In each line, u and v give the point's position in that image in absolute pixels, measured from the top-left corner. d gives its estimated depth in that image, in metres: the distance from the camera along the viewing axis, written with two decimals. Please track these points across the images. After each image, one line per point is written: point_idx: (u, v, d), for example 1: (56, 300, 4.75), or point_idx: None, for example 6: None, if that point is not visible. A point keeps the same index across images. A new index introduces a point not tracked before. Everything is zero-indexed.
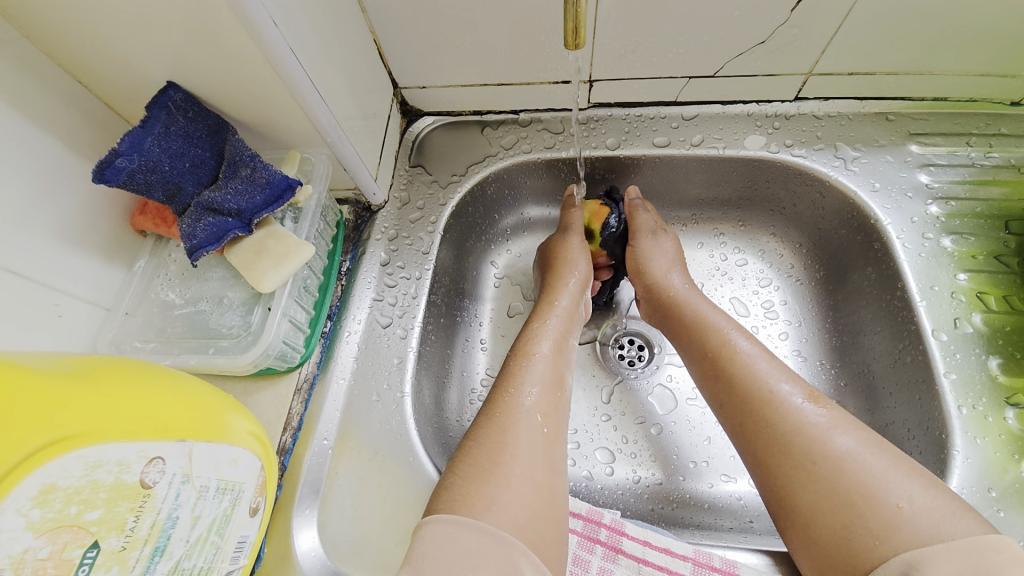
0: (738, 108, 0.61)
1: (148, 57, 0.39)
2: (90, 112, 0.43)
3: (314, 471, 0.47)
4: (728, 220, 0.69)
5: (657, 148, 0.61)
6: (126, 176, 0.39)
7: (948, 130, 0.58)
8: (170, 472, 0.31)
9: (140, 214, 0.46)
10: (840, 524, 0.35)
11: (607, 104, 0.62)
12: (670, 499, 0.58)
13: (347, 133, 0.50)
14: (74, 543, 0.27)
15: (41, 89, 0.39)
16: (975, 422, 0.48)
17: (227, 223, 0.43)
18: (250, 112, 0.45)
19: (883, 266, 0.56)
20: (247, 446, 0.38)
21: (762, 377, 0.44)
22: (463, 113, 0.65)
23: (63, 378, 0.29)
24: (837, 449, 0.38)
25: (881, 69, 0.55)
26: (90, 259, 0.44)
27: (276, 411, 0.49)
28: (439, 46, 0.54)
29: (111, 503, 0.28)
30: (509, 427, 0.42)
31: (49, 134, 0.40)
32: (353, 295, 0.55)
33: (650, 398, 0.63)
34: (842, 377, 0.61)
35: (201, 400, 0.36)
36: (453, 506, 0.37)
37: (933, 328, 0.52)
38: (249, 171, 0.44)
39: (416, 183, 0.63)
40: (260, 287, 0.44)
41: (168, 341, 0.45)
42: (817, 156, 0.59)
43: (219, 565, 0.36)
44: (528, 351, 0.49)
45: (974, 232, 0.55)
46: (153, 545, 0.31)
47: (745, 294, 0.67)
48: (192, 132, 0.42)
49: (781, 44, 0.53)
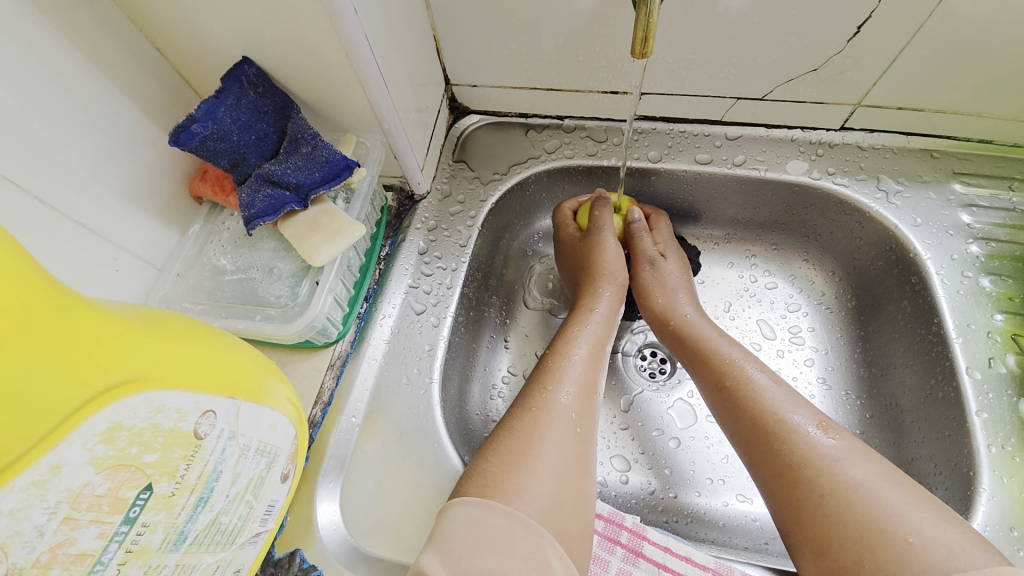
0: (782, 132, 0.61)
1: (228, 31, 0.41)
2: (164, 78, 0.45)
3: (341, 446, 0.48)
4: (761, 243, 0.69)
5: (698, 164, 0.62)
6: (198, 141, 0.41)
7: (992, 172, 0.58)
8: (220, 427, 0.32)
9: (200, 181, 0.48)
10: (847, 557, 0.36)
11: (652, 118, 0.63)
12: (684, 513, 0.58)
13: (403, 122, 0.51)
14: (129, 482, 0.28)
15: (123, 52, 0.41)
16: (1003, 462, 0.48)
17: (284, 197, 0.45)
18: (315, 92, 0.47)
19: (920, 301, 0.56)
20: (285, 412, 0.39)
21: (773, 405, 0.44)
22: (509, 114, 0.66)
23: (135, 323, 0.30)
24: (848, 481, 0.38)
25: (930, 106, 0.56)
26: (149, 219, 0.45)
27: (308, 383, 0.50)
28: (496, 46, 0.56)
29: (166, 449, 0.29)
30: (542, 424, 0.42)
31: (124, 94, 0.42)
32: (390, 280, 0.56)
33: (670, 411, 0.63)
34: (866, 409, 0.61)
35: (248, 362, 0.37)
36: (484, 492, 0.37)
37: (967, 366, 0.51)
38: (310, 149, 0.45)
39: (458, 178, 0.64)
40: (311, 259, 0.45)
41: (216, 304, 0.46)
42: (859, 187, 0.59)
43: (249, 526, 0.36)
44: (565, 351, 0.49)
45: (1012, 274, 0.55)
46: (197, 496, 0.31)
47: (773, 316, 0.67)
48: (260, 107, 0.44)
49: (833, 73, 0.53)
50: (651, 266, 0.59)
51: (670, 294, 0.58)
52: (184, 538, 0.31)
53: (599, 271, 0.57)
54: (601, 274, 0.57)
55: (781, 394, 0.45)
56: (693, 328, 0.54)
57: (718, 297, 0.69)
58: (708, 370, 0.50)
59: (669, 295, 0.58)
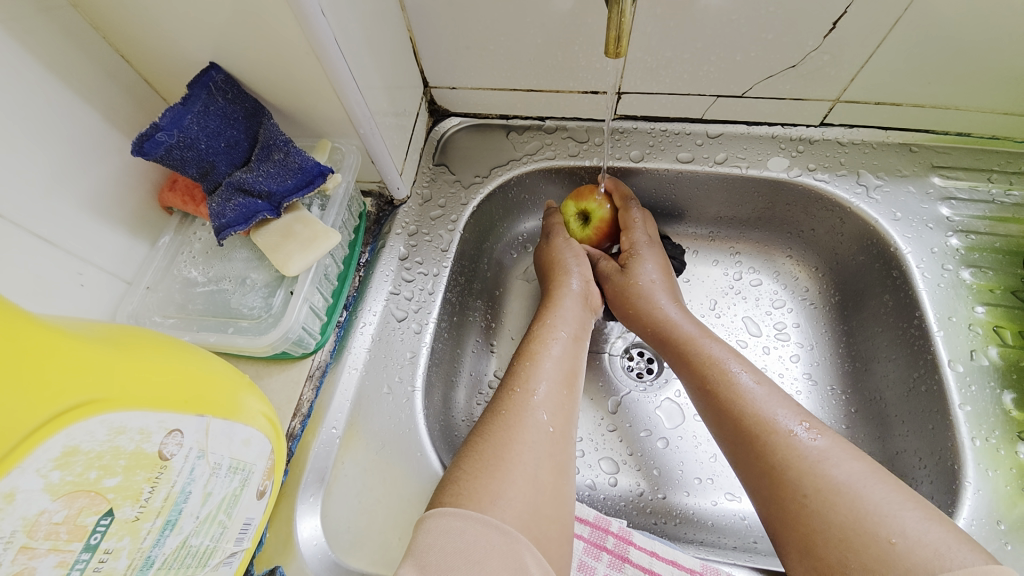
0: (763, 129, 0.61)
1: (193, 36, 0.40)
2: (129, 86, 0.44)
3: (322, 458, 0.47)
4: (745, 240, 0.69)
5: (680, 163, 0.62)
6: (164, 149, 0.40)
7: (970, 164, 0.59)
8: (187, 446, 0.31)
9: (169, 190, 0.47)
10: (831, 556, 0.35)
11: (633, 117, 0.63)
12: (673, 514, 0.57)
13: (379, 127, 0.50)
14: (89, 508, 0.27)
15: (84, 59, 0.40)
16: (987, 455, 0.48)
17: (256, 205, 0.44)
18: (287, 98, 0.46)
19: (901, 295, 0.56)
20: (260, 427, 0.38)
21: (756, 407, 0.44)
22: (490, 116, 0.65)
23: (95, 342, 0.29)
24: (831, 481, 0.37)
25: (907, 100, 0.56)
26: (116, 230, 0.44)
27: (287, 395, 0.49)
28: (473, 48, 0.55)
29: (129, 471, 0.28)
30: (515, 427, 0.41)
31: (86, 103, 0.40)
32: (370, 287, 0.56)
33: (658, 411, 0.63)
34: (852, 404, 0.61)
35: (219, 377, 0.36)
36: (459, 501, 0.37)
37: (950, 359, 0.52)
38: (283, 156, 0.44)
39: (439, 182, 0.63)
40: (285, 270, 0.44)
41: (188, 317, 0.45)
42: (840, 182, 0.59)
43: (224, 546, 0.35)
44: (532, 351, 0.48)
45: (993, 266, 0.55)
46: (164, 518, 0.30)
47: (758, 313, 0.67)
48: (229, 113, 0.43)
49: (811, 69, 0.53)
50: (620, 274, 0.59)
51: (642, 296, 0.57)
52: (151, 563, 0.30)
53: (557, 270, 0.59)
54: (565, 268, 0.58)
55: (764, 393, 0.45)
56: (669, 327, 0.54)
57: (703, 295, 0.69)
58: (691, 370, 0.50)
59: (645, 299, 0.57)
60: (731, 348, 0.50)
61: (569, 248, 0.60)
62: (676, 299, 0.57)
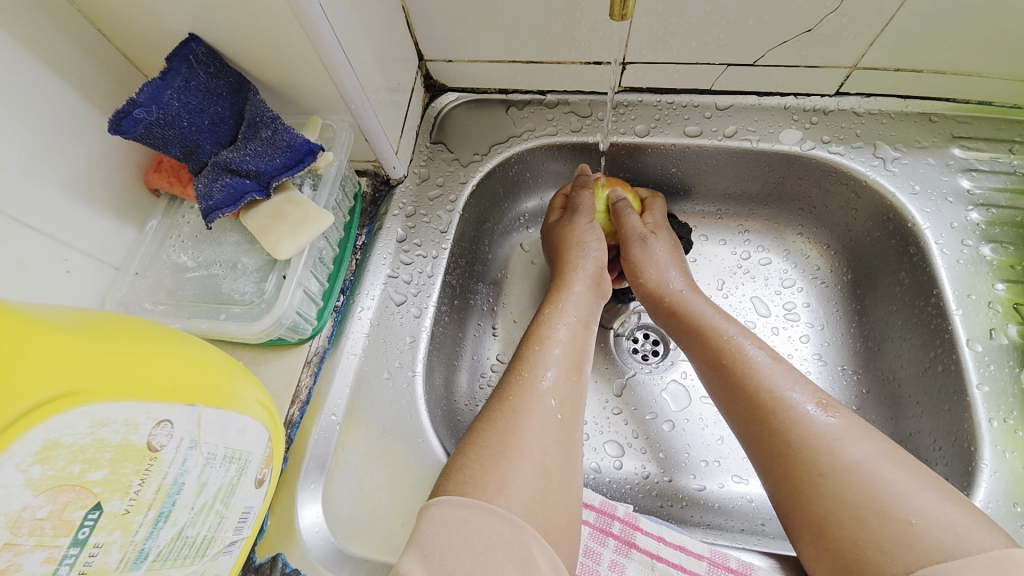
0: (775, 100, 0.59)
1: (171, 7, 0.37)
2: (106, 61, 0.41)
3: (321, 446, 0.46)
4: (753, 217, 0.67)
5: (687, 137, 0.59)
6: (143, 128, 0.37)
7: (992, 135, 0.56)
8: (178, 436, 0.30)
9: (155, 171, 0.45)
10: (845, 538, 0.34)
11: (638, 89, 0.60)
12: (679, 497, 0.57)
13: (372, 104, 0.48)
14: (75, 503, 0.26)
15: (57, 32, 0.37)
16: (1005, 436, 0.46)
17: (245, 185, 0.42)
18: (273, 72, 0.43)
19: (918, 272, 0.54)
20: (255, 415, 0.37)
21: (771, 383, 0.42)
22: (488, 91, 0.62)
23: (75, 331, 0.28)
24: (848, 460, 0.36)
25: (929, 67, 0.53)
26: (101, 215, 0.42)
27: (284, 382, 0.48)
28: (469, 17, 0.52)
29: (116, 464, 0.27)
30: (521, 413, 0.40)
31: (61, 79, 0.38)
32: (367, 270, 0.54)
33: (663, 394, 0.62)
34: (864, 385, 0.60)
35: (211, 364, 0.35)
36: (464, 490, 0.36)
37: (968, 338, 0.50)
38: (270, 133, 0.42)
39: (436, 160, 0.61)
40: (277, 253, 0.43)
41: (178, 304, 0.43)
42: (855, 155, 0.57)
43: (222, 536, 0.35)
44: (542, 335, 0.47)
45: (1013, 242, 0.53)
46: (157, 510, 0.29)
47: (767, 293, 0.66)
48: (212, 88, 0.40)
49: (828, 34, 0.50)
50: (641, 242, 0.58)
51: (658, 273, 0.56)
52: (146, 556, 0.29)
53: (571, 250, 0.56)
54: (569, 244, 0.57)
55: (778, 368, 0.43)
56: (682, 305, 0.53)
57: (710, 275, 0.67)
58: (705, 347, 0.48)
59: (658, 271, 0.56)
60: (741, 324, 0.49)
61: (591, 231, 0.57)
62: (689, 276, 0.57)
